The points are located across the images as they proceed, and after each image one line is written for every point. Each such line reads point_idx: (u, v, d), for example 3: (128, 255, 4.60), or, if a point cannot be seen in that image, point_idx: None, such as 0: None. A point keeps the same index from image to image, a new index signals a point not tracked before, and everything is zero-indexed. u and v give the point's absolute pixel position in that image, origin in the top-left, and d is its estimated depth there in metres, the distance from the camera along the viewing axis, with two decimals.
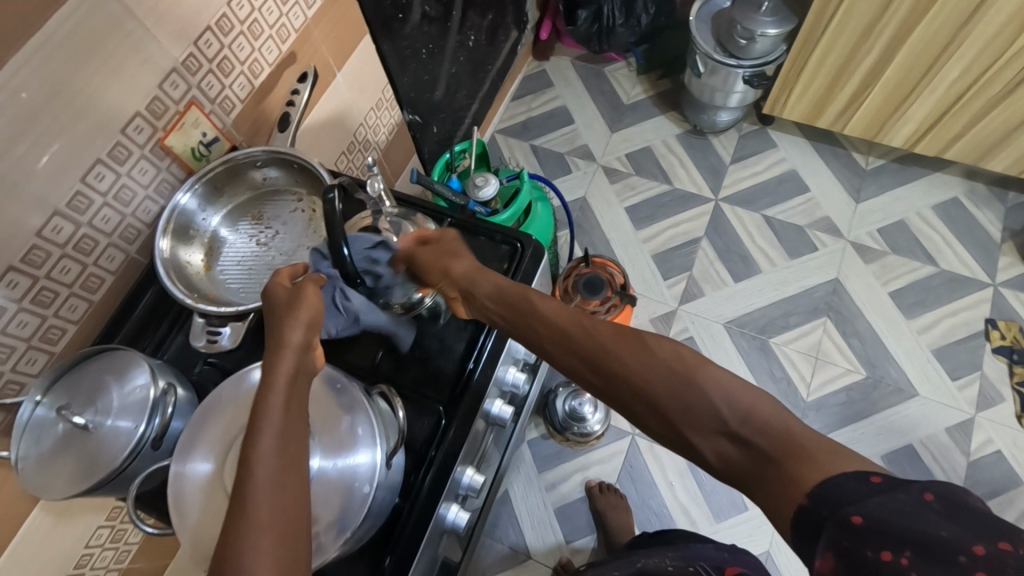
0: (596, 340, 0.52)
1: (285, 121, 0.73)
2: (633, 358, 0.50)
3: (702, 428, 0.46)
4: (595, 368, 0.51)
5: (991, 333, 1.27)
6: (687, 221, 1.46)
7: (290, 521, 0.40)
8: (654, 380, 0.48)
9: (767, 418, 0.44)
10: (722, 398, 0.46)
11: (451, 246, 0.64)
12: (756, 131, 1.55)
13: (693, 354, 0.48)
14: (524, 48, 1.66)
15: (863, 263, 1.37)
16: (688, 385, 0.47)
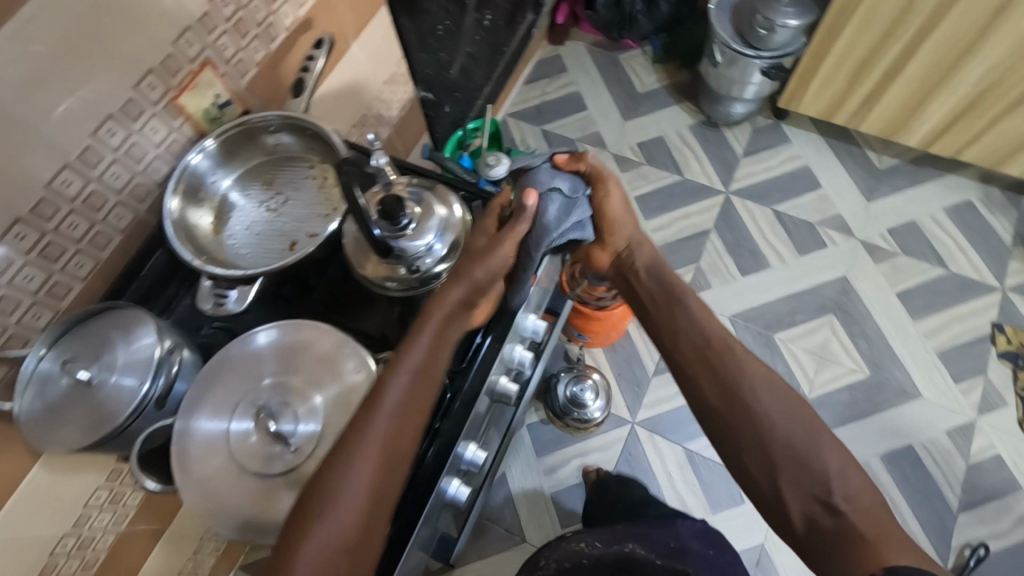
0: (745, 365, 0.62)
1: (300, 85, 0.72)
2: (772, 397, 0.60)
3: (800, 474, 0.56)
4: (731, 382, 0.61)
5: (997, 338, 1.27)
6: (697, 213, 1.45)
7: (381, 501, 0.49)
8: (783, 420, 0.58)
9: (869, 503, 0.54)
10: (835, 474, 0.55)
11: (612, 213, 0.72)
12: (770, 125, 1.54)
13: (823, 428, 0.58)
14: (540, 31, 1.64)
15: (872, 263, 1.36)
16: (812, 445, 0.57)
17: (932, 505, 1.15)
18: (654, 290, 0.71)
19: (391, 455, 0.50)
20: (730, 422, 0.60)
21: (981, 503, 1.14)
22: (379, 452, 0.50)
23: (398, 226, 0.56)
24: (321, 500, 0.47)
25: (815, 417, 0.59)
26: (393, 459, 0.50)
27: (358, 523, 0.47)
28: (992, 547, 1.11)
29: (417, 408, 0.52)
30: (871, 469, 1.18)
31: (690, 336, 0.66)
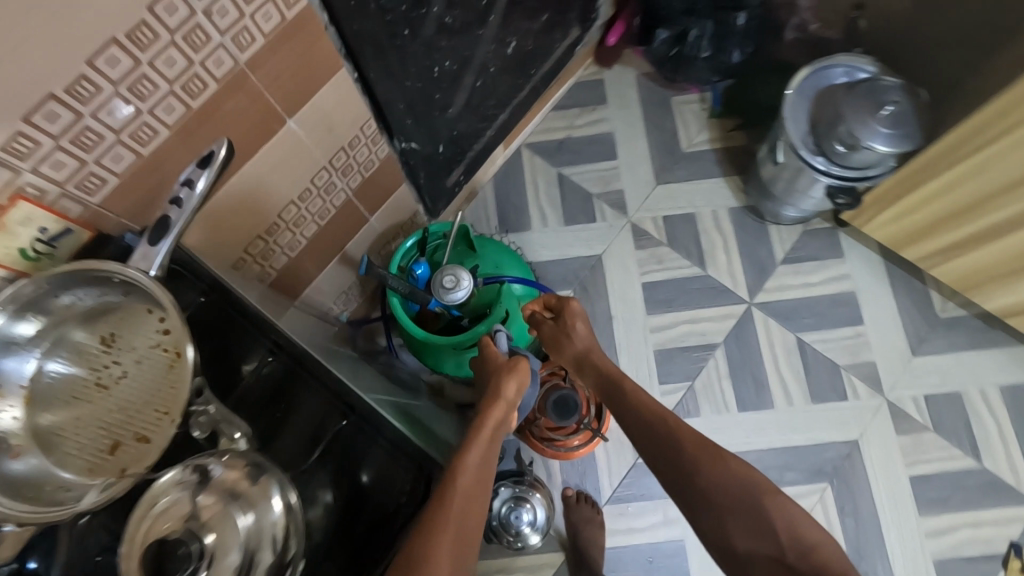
0: (719, 457, 0.68)
1: (163, 226, 0.52)
2: (739, 469, 0.67)
3: (771, 553, 0.62)
4: (707, 459, 0.69)
5: (1012, 559, 1.08)
6: (707, 321, 1.24)
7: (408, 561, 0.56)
8: (748, 484, 0.66)
9: (816, 546, 0.61)
10: (782, 525, 0.63)
11: (569, 328, 0.84)
12: (825, 230, 1.28)
13: (765, 484, 0.66)
14: (584, 48, 1.34)
15: (893, 432, 1.16)
16: (773, 507, 0.64)
17: None
18: (604, 387, 0.80)
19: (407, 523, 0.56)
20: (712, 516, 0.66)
21: None
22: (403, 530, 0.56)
23: (195, 561, 0.45)
24: None
25: (739, 462, 0.68)
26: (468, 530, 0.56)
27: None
28: None
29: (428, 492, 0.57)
30: None
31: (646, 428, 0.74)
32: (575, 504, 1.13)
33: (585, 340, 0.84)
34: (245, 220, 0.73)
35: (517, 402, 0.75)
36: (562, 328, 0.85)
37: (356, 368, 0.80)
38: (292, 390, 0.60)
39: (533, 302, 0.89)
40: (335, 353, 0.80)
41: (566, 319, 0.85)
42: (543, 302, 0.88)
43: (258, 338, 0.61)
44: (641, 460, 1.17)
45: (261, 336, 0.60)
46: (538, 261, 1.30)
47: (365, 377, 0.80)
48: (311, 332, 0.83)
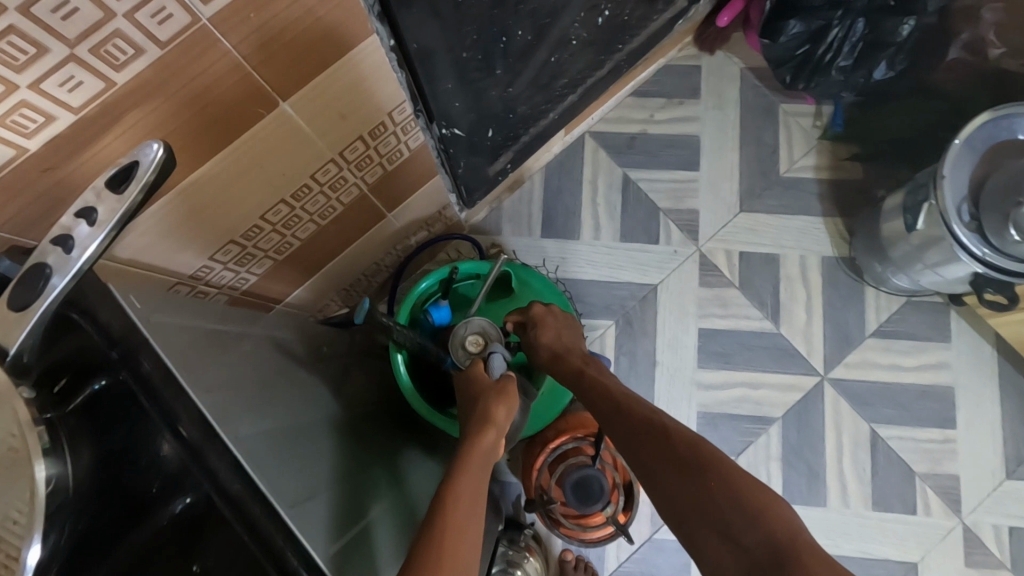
0: (665, 432, 0.58)
1: (38, 282, 0.34)
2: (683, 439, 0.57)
3: (718, 527, 0.50)
4: (651, 441, 0.59)
5: None
6: (768, 388, 1.04)
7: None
8: (697, 452, 0.55)
9: (753, 499, 0.50)
10: (720, 488, 0.52)
11: (538, 323, 0.77)
12: (933, 305, 1.05)
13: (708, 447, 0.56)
14: (686, 24, 1.07)
15: (962, 563, 0.97)
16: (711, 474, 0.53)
17: None
18: (574, 371, 0.72)
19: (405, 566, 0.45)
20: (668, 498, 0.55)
21: None
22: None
23: None
24: None
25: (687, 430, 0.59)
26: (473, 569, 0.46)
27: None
28: None
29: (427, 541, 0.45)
30: None
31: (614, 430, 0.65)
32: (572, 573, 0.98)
33: (554, 330, 0.77)
34: (214, 224, 0.54)
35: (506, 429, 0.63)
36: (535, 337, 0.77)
37: (317, 410, 0.61)
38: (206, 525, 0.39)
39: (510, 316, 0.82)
40: (291, 394, 0.58)
41: (538, 319, 0.78)
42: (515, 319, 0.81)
43: (159, 420, 0.39)
44: (658, 536, 1.01)
45: (161, 422, 0.39)
46: (580, 279, 1.09)
47: (326, 426, 0.60)
48: (274, 364, 0.62)
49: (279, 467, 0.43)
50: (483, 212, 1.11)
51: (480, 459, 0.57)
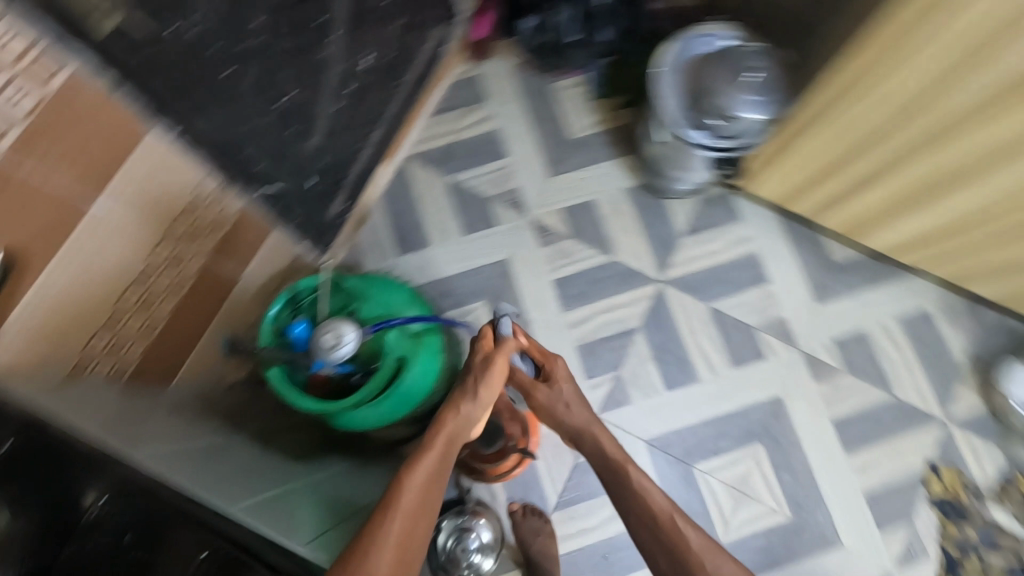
0: (620, 465, 0.82)
1: None
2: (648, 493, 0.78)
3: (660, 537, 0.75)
4: (614, 480, 0.82)
5: (930, 482, 1.15)
6: (622, 306, 1.23)
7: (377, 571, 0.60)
8: (636, 503, 0.79)
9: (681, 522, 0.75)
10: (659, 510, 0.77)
11: (548, 356, 0.89)
12: (720, 196, 1.29)
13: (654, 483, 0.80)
14: (452, 46, 1.30)
15: (811, 382, 1.20)
16: (666, 524, 0.75)
17: None
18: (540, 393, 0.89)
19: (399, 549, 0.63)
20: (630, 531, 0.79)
21: None
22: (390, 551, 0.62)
23: None
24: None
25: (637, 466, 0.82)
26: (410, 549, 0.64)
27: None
28: None
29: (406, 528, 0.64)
30: None
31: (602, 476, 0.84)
32: (523, 519, 1.10)
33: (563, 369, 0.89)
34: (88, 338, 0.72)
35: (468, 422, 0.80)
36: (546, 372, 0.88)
37: (231, 439, 0.84)
38: (161, 526, 0.63)
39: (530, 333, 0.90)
40: (206, 428, 0.82)
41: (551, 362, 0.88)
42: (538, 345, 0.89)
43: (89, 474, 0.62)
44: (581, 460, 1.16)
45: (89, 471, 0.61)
46: (444, 278, 1.25)
47: (241, 445, 0.83)
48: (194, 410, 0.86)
49: (198, 471, 0.66)
50: (344, 252, 1.25)
51: (438, 458, 0.73)
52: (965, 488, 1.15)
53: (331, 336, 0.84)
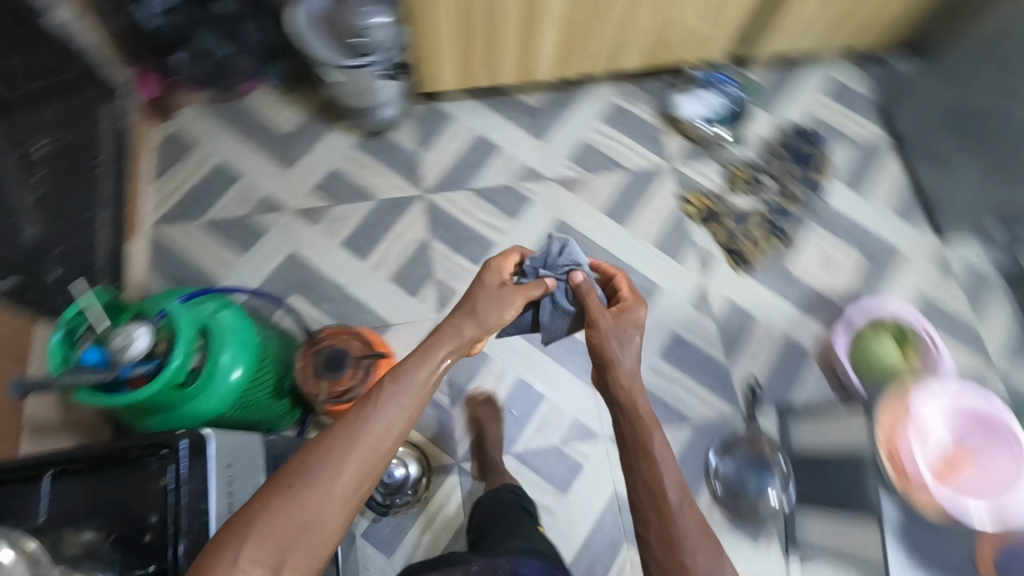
0: (626, 400, 0.78)
1: None
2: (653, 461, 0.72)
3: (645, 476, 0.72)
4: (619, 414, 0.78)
5: (687, 209, 1.44)
6: (406, 229, 1.39)
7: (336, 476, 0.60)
8: (644, 471, 0.72)
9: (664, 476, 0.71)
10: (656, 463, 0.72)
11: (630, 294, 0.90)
12: (427, 110, 1.50)
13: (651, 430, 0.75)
14: (134, 117, 1.39)
15: (572, 195, 1.45)
16: (660, 492, 0.70)
17: (708, 372, 1.32)
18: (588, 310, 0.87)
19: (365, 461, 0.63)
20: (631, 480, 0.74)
21: (736, 348, 1.34)
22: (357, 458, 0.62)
23: None
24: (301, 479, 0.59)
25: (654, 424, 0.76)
26: (362, 477, 0.62)
27: (309, 503, 0.59)
28: (760, 375, 1.32)
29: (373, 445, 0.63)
30: (658, 371, 1.31)
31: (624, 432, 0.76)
32: None
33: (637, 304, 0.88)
34: None
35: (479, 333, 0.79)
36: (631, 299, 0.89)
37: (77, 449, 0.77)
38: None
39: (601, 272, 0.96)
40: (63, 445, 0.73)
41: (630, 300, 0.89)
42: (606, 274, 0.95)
43: None
44: None
45: None
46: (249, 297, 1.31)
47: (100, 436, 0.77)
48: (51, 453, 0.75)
49: None
50: None
51: (431, 374, 0.71)
52: (709, 198, 1.45)
53: (126, 354, 0.80)
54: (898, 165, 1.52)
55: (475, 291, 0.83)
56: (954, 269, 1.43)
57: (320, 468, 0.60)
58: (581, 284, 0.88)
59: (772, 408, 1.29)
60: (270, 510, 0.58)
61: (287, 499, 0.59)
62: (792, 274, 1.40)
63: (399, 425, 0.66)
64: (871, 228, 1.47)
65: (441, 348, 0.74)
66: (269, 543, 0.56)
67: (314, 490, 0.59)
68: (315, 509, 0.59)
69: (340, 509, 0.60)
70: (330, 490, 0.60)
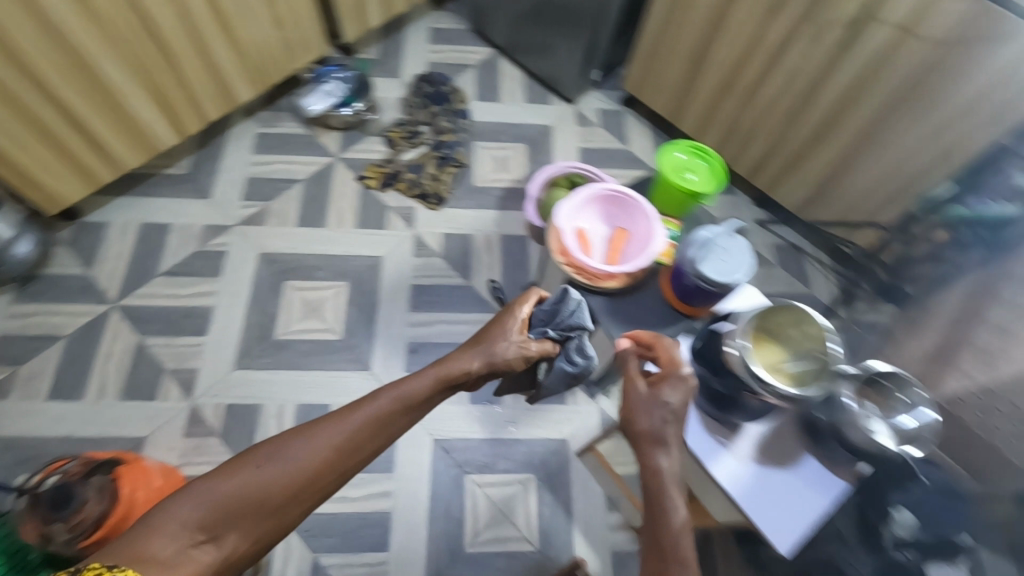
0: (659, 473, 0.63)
1: None
2: (665, 516, 0.60)
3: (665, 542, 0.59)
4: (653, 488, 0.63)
5: (370, 183, 1.55)
6: (113, 344, 1.31)
7: (289, 480, 0.66)
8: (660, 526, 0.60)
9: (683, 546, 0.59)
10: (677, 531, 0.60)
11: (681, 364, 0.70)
12: (77, 230, 1.43)
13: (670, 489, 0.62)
14: None
15: (262, 226, 1.48)
16: (665, 533, 0.59)
17: (457, 298, 1.44)
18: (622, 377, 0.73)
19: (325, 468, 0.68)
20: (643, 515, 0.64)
21: (468, 266, 1.47)
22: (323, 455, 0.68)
23: None
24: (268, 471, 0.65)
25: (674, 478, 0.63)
26: (310, 484, 0.67)
27: (261, 492, 0.64)
28: (498, 274, 1.46)
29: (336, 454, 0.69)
30: (415, 322, 1.40)
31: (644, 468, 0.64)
32: None
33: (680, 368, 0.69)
34: None
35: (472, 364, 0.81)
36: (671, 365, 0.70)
37: None
38: None
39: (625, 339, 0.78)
40: None
41: (671, 359, 0.71)
42: (637, 339, 0.76)
43: None
44: (219, 428, 1.25)
45: None
46: None
47: None
48: None
49: None
50: None
51: (416, 397, 0.75)
52: (383, 166, 1.58)
53: None
54: (513, 67, 1.79)
55: (490, 337, 0.84)
56: (590, 117, 1.72)
57: (283, 459, 0.66)
58: (652, 393, 0.68)
59: (520, 293, 1.44)
60: (229, 483, 0.64)
61: (241, 479, 0.65)
62: (480, 187, 1.57)
63: (366, 447, 0.72)
64: (520, 121, 1.71)
65: (432, 371, 0.78)
66: (212, 516, 0.62)
67: (272, 475, 0.65)
68: (262, 493, 0.64)
69: (279, 510, 0.66)
70: (280, 485, 0.65)
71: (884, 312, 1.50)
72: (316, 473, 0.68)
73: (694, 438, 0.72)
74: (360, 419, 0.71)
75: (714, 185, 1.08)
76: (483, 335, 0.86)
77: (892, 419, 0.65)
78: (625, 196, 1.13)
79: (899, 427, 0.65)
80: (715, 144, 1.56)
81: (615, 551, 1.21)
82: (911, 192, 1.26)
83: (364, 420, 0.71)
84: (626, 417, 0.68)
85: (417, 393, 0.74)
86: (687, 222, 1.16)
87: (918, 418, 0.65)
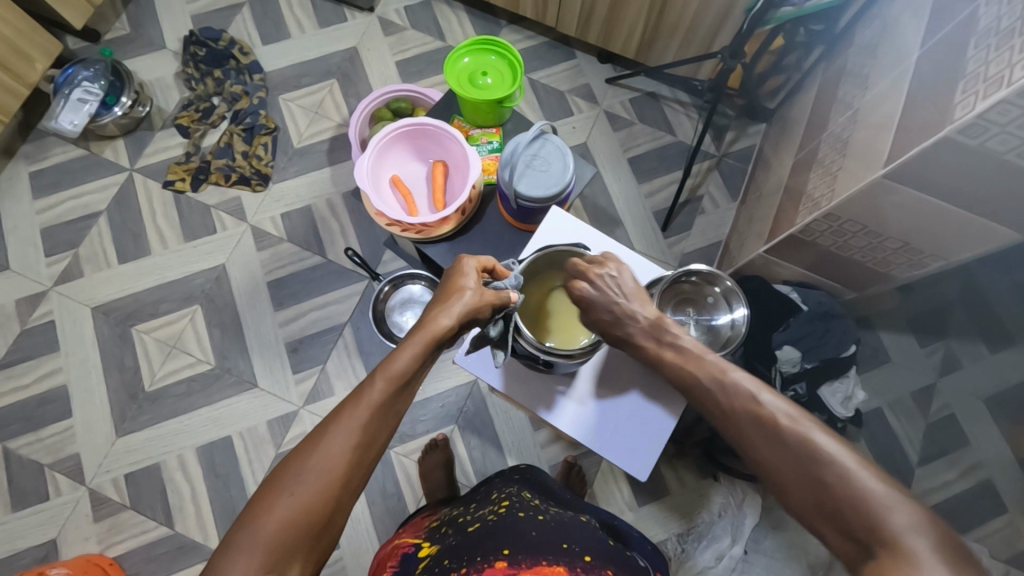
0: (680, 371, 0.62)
1: None
2: (737, 392, 0.57)
3: (747, 417, 0.55)
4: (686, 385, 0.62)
5: (178, 187, 1.36)
6: None
7: (317, 507, 0.47)
8: (715, 410, 0.58)
9: (724, 398, 0.57)
10: (717, 395, 0.58)
11: (595, 303, 0.66)
12: None
13: (676, 355, 0.63)
14: None
15: (82, 278, 1.31)
16: (751, 402, 0.55)
17: (318, 279, 1.31)
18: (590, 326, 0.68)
19: (355, 475, 0.49)
20: (717, 428, 0.59)
21: (320, 241, 1.33)
22: (344, 465, 0.48)
23: None
24: (291, 506, 0.46)
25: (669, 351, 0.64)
26: (349, 488, 0.49)
27: (314, 513, 0.46)
28: (352, 238, 1.34)
29: (360, 458, 0.50)
30: (284, 319, 1.29)
31: (686, 376, 0.61)
32: None
33: (601, 305, 0.66)
34: None
35: (459, 313, 0.58)
36: (597, 306, 0.66)
37: None
38: None
39: (585, 279, 0.67)
40: None
41: (587, 299, 0.67)
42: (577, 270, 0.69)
43: None
44: (126, 501, 1.19)
45: None
46: None
47: None
48: None
49: None
50: None
51: (413, 368, 0.54)
52: (187, 162, 1.37)
53: None
54: None
55: (456, 280, 0.61)
56: (397, 21, 1.48)
57: (307, 474, 0.47)
58: (612, 310, 0.66)
59: (383, 250, 1.33)
60: (271, 524, 0.45)
61: (281, 512, 0.45)
62: (302, 148, 1.39)
63: (385, 431, 0.52)
64: (321, 51, 1.46)
65: (411, 338, 0.56)
66: (269, 562, 0.44)
67: (302, 510, 0.46)
68: (310, 517, 0.46)
69: (327, 528, 0.48)
70: (327, 499, 0.47)
71: (753, 134, 1.42)
72: (349, 483, 0.49)
73: (534, 396, 0.74)
74: (365, 413, 0.51)
75: (513, 85, 0.98)
76: (447, 282, 0.61)
77: (711, 321, 0.76)
78: (424, 125, 0.97)
79: (717, 327, 0.75)
80: (535, 11, 1.39)
81: (552, 466, 1.23)
82: (735, 10, 1.13)
83: (376, 411, 0.51)
84: (642, 347, 0.65)
85: (407, 364, 0.54)
86: (510, 127, 1.05)
87: (732, 316, 0.74)
